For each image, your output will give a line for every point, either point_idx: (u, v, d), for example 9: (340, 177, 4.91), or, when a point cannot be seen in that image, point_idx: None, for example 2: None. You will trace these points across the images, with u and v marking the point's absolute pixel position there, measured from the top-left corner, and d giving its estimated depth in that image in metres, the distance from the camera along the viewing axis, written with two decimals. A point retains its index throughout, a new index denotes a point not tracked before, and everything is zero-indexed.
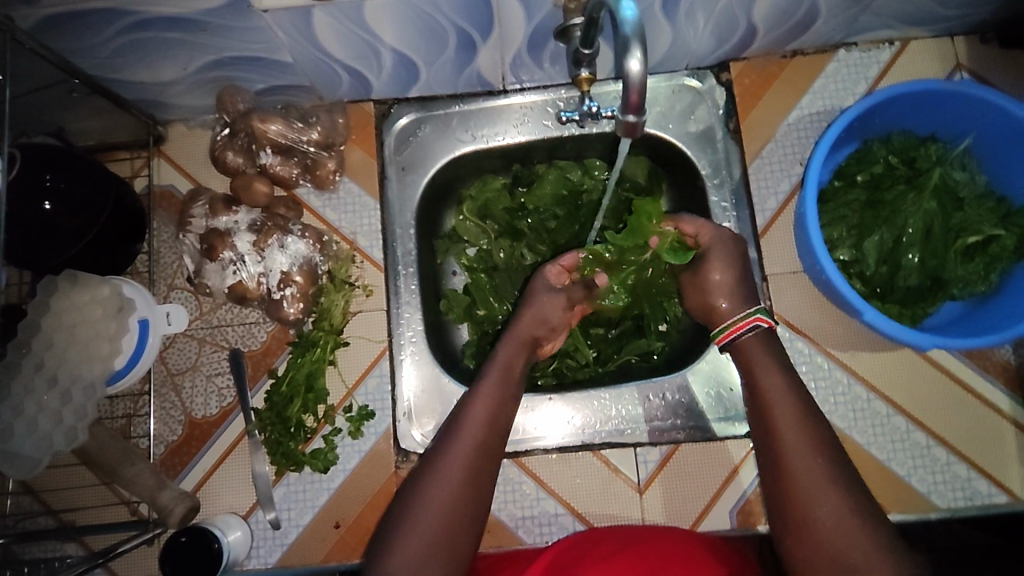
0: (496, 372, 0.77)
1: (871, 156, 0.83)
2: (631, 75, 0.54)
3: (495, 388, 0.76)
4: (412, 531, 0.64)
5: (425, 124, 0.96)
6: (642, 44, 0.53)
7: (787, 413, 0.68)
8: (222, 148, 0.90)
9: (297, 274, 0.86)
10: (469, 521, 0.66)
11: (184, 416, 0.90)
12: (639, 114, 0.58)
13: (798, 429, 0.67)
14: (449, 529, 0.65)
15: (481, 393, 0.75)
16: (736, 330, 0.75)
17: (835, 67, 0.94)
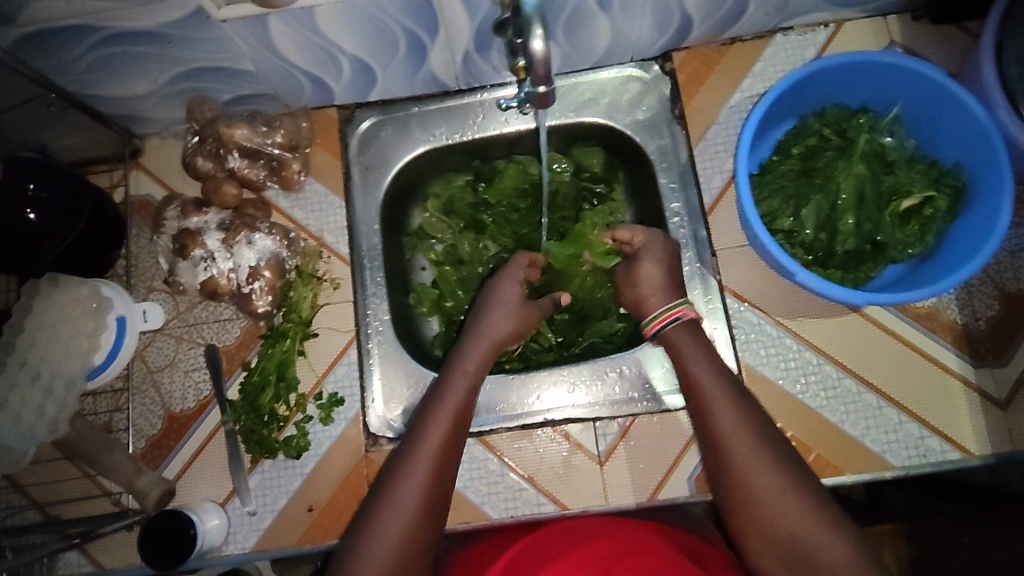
0: (458, 390, 0.79)
1: (806, 130, 0.86)
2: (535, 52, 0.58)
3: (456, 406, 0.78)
4: (371, 551, 0.68)
5: (386, 126, 1.01)
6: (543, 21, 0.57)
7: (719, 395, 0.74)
8: (193, 154, 0.95)
9: (265, 269, 0.91)
10: (423, 540, 0.70)
11: (163, 411, 0.94)
12: (550, 83, 0.62)
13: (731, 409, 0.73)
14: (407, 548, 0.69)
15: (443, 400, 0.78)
16: (661, 321, 0.83)
17: (773, 51, 0.98)
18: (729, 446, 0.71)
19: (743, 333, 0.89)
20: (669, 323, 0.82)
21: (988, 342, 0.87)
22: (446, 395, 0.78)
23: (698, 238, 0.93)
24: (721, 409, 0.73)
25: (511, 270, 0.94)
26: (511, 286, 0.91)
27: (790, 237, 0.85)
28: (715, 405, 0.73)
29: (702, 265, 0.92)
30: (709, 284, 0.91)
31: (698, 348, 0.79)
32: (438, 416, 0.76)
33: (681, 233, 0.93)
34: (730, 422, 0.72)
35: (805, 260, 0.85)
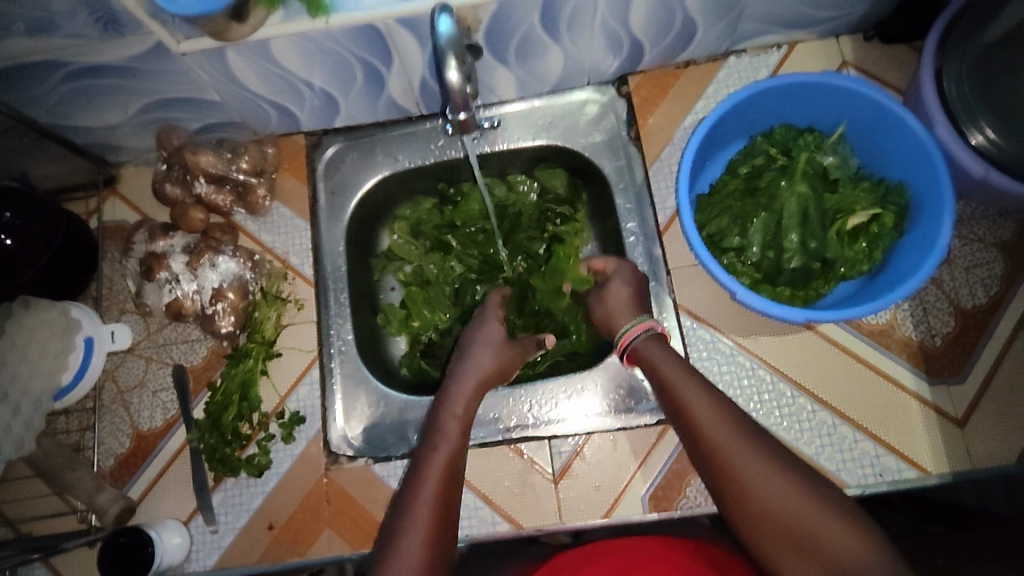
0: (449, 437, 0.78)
1: (754, 150, 0.88)
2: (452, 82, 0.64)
3: (450, 452, 0.76)
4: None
5: (352, 151, 1.05)
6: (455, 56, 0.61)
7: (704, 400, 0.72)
8: (161, 181, 0.99)
9: (228, 290, 0.93)
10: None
11: (132, 429, 0.96)
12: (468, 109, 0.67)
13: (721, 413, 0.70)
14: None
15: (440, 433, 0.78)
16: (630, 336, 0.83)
17: (727, 73, 1.00)
18: (733, 464, 0.67)
19: (696, 350, 0.90)
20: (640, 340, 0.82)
21: (947, 360, 0.86)
22: (440, 435, 0.78)
23: (654, 257, 0.94)
24: (716, 428, 0.69)
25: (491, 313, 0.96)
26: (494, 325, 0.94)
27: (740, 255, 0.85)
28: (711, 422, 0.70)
29: (657, 282, 0.93)
30: (664, 302, 0.92)
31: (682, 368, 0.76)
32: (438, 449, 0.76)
33: (636, 252, 0.95)
34: (728, 440, 0.68)
35: (753, 279, 0.86)
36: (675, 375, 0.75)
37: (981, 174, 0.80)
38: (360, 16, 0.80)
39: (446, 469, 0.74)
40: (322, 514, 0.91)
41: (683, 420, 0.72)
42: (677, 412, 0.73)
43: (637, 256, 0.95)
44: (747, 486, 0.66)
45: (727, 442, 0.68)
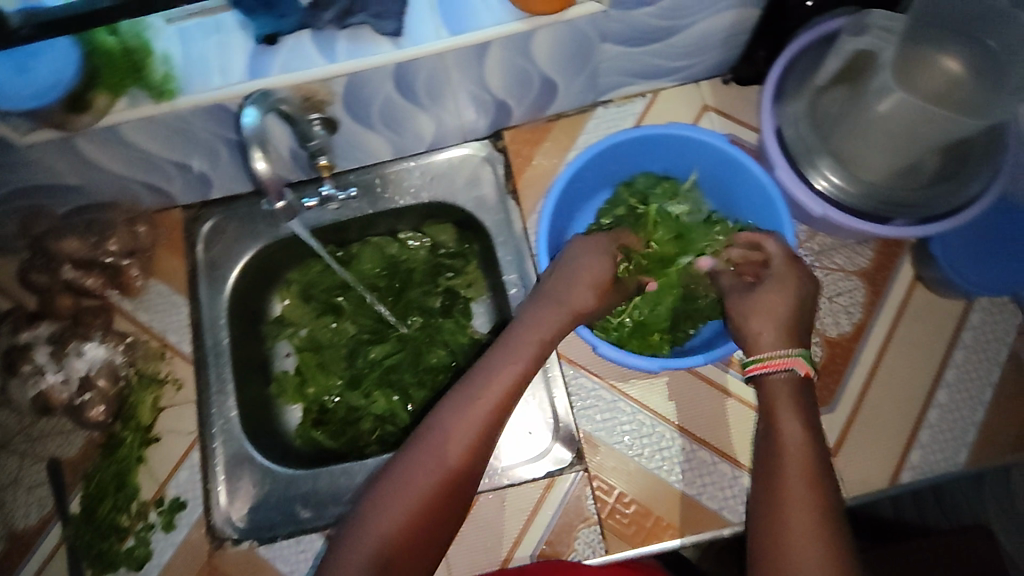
0: (440, 466, 0.66)
1: (617, 200, 0.92)
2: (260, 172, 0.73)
3: (429, 487, 0.65)
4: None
5: (231, 222, 1.03)
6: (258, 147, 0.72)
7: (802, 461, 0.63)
8: (25, 269, 0.96)
9: (99, 378, 0.91)
10: None
11: (5, 530, 0.91)
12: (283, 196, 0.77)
13: (809, 479, 0.62)
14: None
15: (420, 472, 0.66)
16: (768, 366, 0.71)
17: (595, 123, 1.04)
18: (787, 517, 0.60)
19: (580, 399, 0.90)
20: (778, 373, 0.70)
21: (818, 390, 0.88)
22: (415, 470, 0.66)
23: None
24: (791, 474, 0.63)
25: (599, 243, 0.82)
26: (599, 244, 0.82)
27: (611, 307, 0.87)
28: (787, 466, 0.63)
29: None
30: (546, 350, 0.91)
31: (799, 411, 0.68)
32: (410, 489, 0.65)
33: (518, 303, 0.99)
34: (794, 491, 0.62)
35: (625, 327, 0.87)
36: (779, 412, 0.68)
37: (822, 213, 0.86)
38: (205, 97, 0.79)
39: (400, 535, 0.64)
40: None
41: (764, 456, 0.66)
42: (768, 456, 0.66)
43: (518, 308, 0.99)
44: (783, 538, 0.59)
45: (793, 496, 0.61)
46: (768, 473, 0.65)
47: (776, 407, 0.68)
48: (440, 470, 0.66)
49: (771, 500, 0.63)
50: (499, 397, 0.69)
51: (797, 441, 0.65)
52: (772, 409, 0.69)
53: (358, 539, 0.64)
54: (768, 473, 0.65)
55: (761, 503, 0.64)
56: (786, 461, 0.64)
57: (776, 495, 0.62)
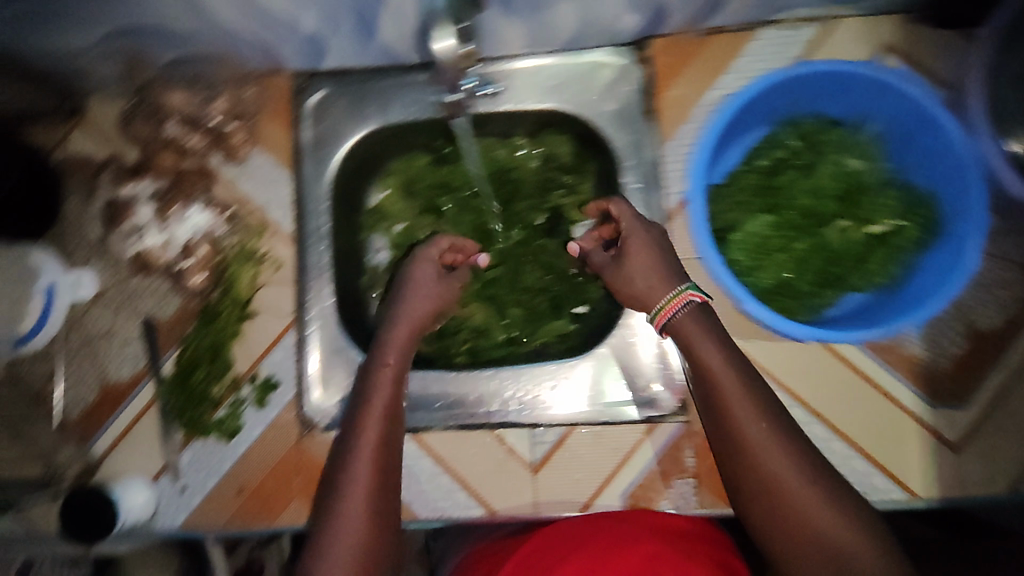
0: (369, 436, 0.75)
1: (778, 141, 0.81)
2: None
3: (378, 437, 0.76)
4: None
5: (341, 98, 0.96)
6: None
7: (743, 402, 0.68)
8: (130, 117, 0.91)
9: (200, 244, 0.89)
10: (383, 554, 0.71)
11: (98, 380, 0.91)
12: None
13: (756, 417, 0.68)
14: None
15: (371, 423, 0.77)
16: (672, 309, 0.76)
17: (757, 46, 0.89)
18: (763, 463, 0.65)
19: None
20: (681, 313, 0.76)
21: (952, 383, 0.83)
22: (368, 415, 0.78)
23: None
24: (741, 412, 0.68)
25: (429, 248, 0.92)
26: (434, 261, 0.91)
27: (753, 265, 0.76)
28: (739, 418, 0.68)
29: None
30: None
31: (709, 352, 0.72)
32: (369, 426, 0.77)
33: None
34: (761, 439, 0.66)
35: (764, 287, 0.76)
36: (718, 373, 0.70)
37: None
38: None
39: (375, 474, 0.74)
40: (292, 483, 0.88)
41: (721, 427, 0.69)
42: (710, 404, 0.71)
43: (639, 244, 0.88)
44: (773, 486, 0.65)
45: (762, 450, 0.66)
46: (716, 424, 0.70)
47: (692, 345, 0.73)
48: (382, 417, 0.78)
49: (742, 456, 0.67)
50: (397, 378, 0.81)
51: (731, 382, 0.70)
52: (691, 346, 0.73)
53: (344, 477, 0.74)
54: (729, 434, 0.68)
55: (728, 460, 0.69)
56: (731, 407, 0.69)
57: (744, 452, 0.66)
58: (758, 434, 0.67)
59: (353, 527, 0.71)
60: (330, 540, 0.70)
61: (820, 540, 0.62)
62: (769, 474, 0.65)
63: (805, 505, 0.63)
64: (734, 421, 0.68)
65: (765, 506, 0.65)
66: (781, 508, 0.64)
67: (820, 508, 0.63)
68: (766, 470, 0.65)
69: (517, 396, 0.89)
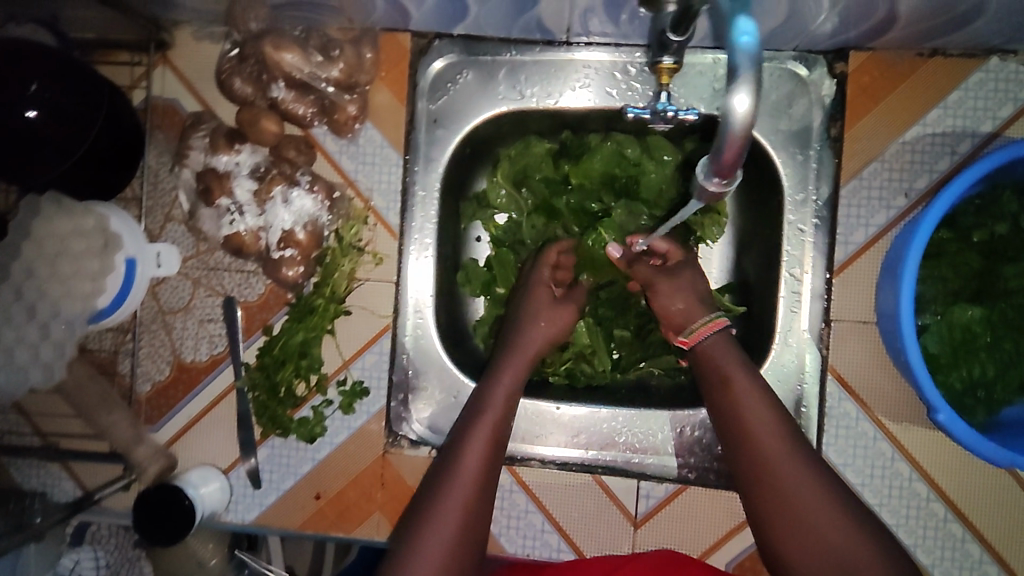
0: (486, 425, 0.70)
1: (998, 209, 0.67)
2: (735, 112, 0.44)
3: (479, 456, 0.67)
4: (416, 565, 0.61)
5: (468, 70, 0.82)
6: (755, 83, 0.44)
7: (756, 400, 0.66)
8: (229, 71, 0.79)
9: (299, 233, 0.79)
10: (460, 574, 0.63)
11: (173, 358, 0.84)
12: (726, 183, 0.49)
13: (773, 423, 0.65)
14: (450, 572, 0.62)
15: (476, 432, 0.69)
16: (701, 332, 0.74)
17: (980, 79, 0.75)
18: (771, 460, 0.63)
19: (835, 423, 0.77)
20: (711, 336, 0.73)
21: None
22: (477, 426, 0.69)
23: (814, 298, 0.78)
24: (753, 415, 0.65)
25: (539, 268, 0.84)
26: (546, 275, 0.84)
27: (955, 363, 0.66)
28: (745, 401, 0.66)
29: (812, 333, 0.78)
30: (812, 357, 0.78)
31: (748, 372, 0.69)
32: (472, 439, 0.68)
33: (794, 285, 0.79)
34: (763, 422, 0.65)
35: (958, 390, 0.67)
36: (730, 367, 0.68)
37: None
38: None
39: (475, 478, 0.66)
40: (375, 497, 0.83)
41: (725, 413, 0.67)
42: (718, 401, 0.68)
43: (793, 291, 0.79)
44: (771, 469, 0.63)
45: (764, 434, 0.64)
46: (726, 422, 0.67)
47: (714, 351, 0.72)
48: (504, 406, 0.72)
49: (745, 440, 0.65)
50: (523, 367, 0.76)
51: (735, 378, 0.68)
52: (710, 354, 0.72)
53: (455, 466, 0.67)
54: (731, 416, 0.67)
55: (728, 441, 0.67)
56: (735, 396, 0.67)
57: (747, 435, 0.65)
58: (769, 429, 0.64)
59: (447, 525, 0.63)
60: (427, 527, 0.63)
61: (817, 530, 0.60)
62: (782, 479, 0.62)
63: (806, 495, 0.61)
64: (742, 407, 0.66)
65: (763, 490, 0.63)
66: (777, 492, 0.62)
67: (821, 497, 0.61)
68: (767, 457, 0.63)
69: (622, 442, 0.82)
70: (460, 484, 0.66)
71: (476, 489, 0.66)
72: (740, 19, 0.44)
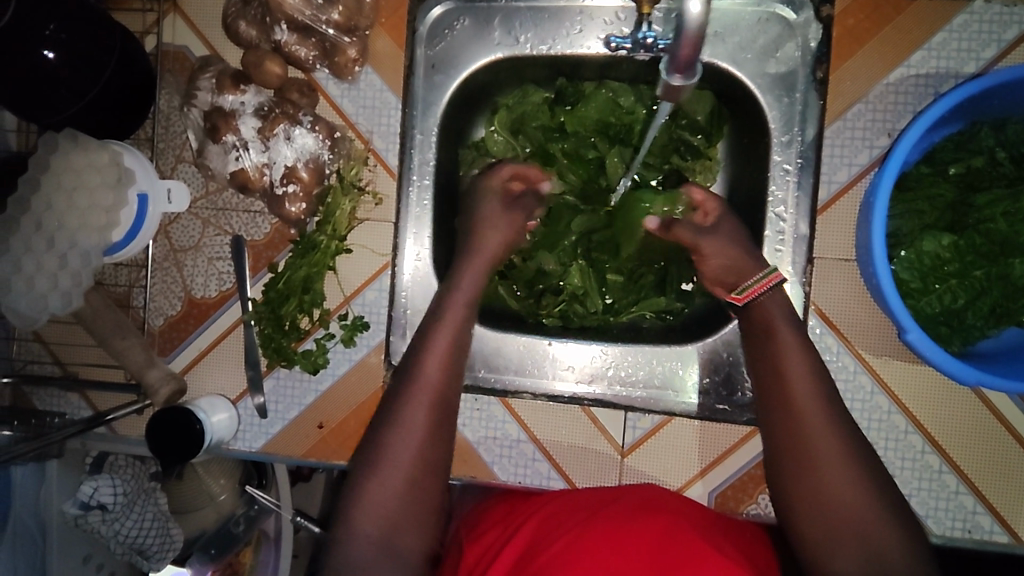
0: (441, 339, 0.72)
1: (974, 144, 0.69)
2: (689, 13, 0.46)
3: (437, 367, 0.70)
4: (382, 472, 0.65)
5: (465, 16, 0.84)
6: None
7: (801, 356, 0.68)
8: (235, 15, 0.82)
9: (302, 171, 0.82)
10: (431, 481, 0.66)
11: (184, 293, 0.89)
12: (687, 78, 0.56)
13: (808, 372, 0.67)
14: (415, 482, 0.65)
15: (435, 342, 0.72)
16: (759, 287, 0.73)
17: (965, 20, 0.76)
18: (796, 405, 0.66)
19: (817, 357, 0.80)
20: (766, 294, 0.73)
21: None
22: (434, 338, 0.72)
23: (798, 237, 0.80)
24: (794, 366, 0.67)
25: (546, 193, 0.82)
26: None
27: (924, 290, 0.69)
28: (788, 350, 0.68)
29: (794, 270, 0.80)
30: (795, 293, 0.80)
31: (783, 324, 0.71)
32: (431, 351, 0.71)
33: (779, 226, 0.80)
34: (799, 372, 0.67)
35: (931, 316, 0.69)
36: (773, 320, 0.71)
37: None
38: None
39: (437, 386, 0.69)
40: None
41: (767, 360, 0.70)
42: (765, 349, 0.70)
43: (777, 231, 0.80)
44: (801, 420, 0.65)
45: (799, 383, 0.66)
46: (761, 365, 0.70)
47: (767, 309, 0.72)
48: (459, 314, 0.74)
49: (778, 389, 0.67)
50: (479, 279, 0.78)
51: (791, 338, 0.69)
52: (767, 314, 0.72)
53: (414, 375, 0.69)
54: (772, 365, 0.69)
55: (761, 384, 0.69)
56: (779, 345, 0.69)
57: (782, 382, 0.67)
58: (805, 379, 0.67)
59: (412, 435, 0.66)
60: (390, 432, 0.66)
61: (823, 478, 0.62)
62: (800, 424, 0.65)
63: (820, 443, 0.63)
64: (787, 358, 0.68)
65: (782, 435, 0.66)
66: (794, 435, 0.65)
67: (838, 452, 0.63)
68: (799, 408, 0.65)
69: (610, 376, 0.86)
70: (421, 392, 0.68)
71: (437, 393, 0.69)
72: None
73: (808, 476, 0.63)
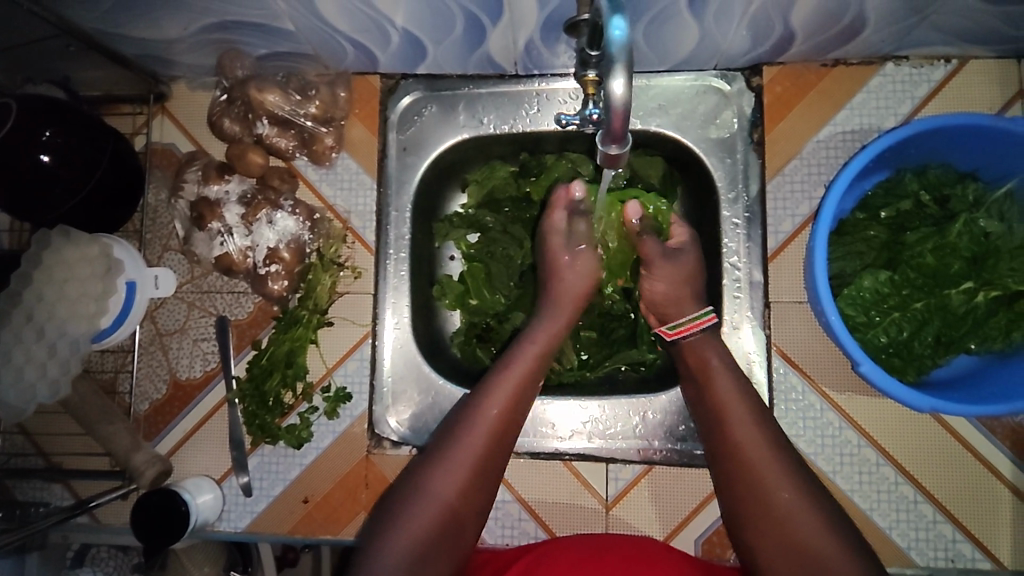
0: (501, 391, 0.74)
1: (900, 189, 0.76)
2: (613, 98, 0.51)
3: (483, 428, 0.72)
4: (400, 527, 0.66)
5: (431, 104, 0.92)
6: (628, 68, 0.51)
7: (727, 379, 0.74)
8: (220, 113, 0.90)
9: (284, 251, 0.88)
10: (446, 539, 0.67)
11: (169, 376, 0.91)
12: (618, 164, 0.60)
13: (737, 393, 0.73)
14: (435, 535, 0.67)
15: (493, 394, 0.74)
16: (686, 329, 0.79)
17: (880, 82, 0.85)
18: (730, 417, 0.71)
19: (783, 398, 0.83)
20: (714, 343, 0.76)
21: None
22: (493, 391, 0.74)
23: (753, 284, 0.85)
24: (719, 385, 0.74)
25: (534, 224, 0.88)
26: (559, 218, 0.85)
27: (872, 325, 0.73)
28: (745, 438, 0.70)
29: (753, 315, 0.84)
30: (757, 335, 0.84)
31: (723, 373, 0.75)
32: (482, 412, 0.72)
33: (735, 275, 0.85)
34: (764, 456, 0.68)
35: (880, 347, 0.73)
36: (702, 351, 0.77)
37: None
38: None
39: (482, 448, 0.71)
40: (360, 497, 0.88)
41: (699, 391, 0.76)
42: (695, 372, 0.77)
43: (735, 279, 0.85)
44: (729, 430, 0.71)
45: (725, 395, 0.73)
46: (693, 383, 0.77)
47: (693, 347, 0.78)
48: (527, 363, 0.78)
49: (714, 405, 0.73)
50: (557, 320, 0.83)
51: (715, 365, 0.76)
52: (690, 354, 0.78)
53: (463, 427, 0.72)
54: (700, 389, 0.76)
55: (728, 476, 0.70)
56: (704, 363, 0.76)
57: (736, 448, 0.70)
58: (732, 397, 0.73)
59: (450, 480, 0.69)
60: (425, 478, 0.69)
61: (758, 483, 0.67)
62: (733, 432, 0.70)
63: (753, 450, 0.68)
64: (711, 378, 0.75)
65: (739, 492, 0.68)
66: (731, 448, 0.70)
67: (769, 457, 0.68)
68: (728, 418, 0.71)
69: (590, 430, 0.88)
70: (461, 449, 0.70)
71: (479, 456, 0.71)
72: (614, 18, 0.51)
73: (751, 482, 0.68)
